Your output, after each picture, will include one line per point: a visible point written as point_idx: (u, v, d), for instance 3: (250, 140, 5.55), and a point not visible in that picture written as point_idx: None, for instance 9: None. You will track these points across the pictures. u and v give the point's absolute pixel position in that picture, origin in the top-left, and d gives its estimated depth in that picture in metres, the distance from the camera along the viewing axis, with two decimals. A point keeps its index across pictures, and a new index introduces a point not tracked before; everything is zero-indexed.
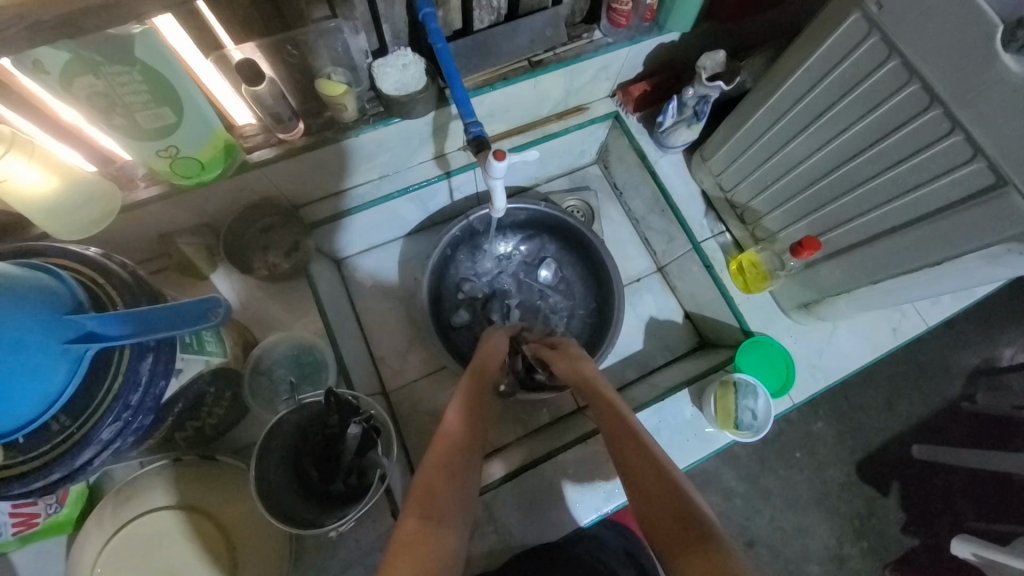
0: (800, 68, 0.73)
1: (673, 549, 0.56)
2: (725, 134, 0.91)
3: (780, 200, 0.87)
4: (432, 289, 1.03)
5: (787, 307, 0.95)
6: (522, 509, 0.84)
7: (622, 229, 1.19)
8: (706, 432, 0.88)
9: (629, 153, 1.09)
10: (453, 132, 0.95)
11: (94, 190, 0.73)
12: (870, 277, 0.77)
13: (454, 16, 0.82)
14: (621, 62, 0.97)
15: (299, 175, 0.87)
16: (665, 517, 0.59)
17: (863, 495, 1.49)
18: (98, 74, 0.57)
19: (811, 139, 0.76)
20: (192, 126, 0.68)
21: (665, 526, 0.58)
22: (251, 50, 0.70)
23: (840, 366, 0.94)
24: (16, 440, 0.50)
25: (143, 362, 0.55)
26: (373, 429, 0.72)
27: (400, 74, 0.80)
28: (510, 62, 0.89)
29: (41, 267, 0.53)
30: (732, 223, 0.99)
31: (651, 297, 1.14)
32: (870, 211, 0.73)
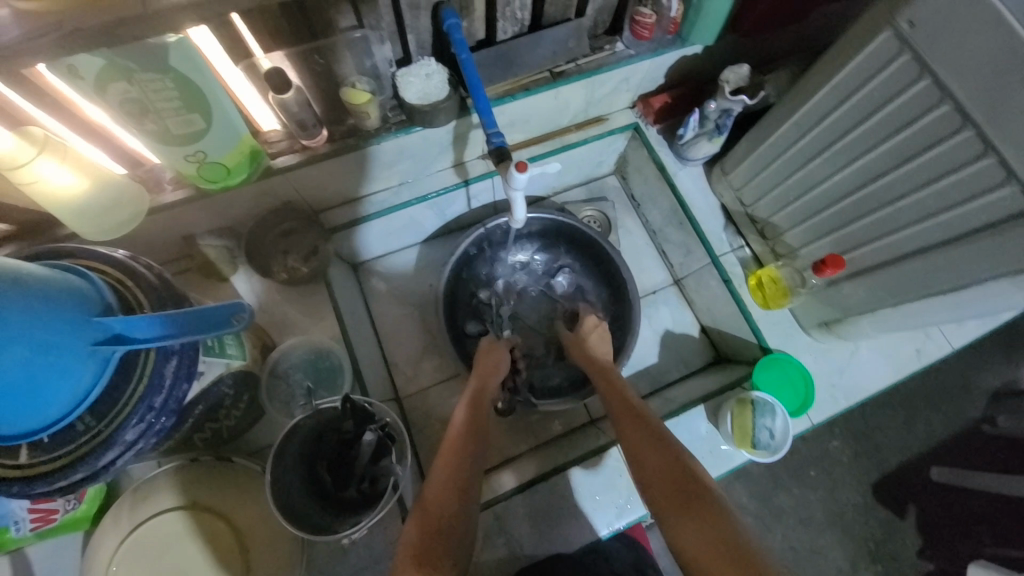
0: (827, 84, 0.72)
1: (670, 509, 0.61)
2: (747, 149, 0.90)
3: (803, 217, 0.86)
4: (447, 296, 1.03)
5: (807, 325, 0.93)
6: (533, 521, 0.83)
7: (639, 241, 1.18)
8: (721, 449, 0.87)
9: (648, 165, 1.08)
10: (473, 141, 0.96)
11: (122, 193, 0.74)
12: (894, 298, 0.76)
13: (479, 26, 0.83)
14: (642, 73, 0.96)
15: (321, 180, 0.88)
16: (662, 482, 0.64)
17: (879, 517, 1.46)
18: (131, 80, 0.59)
19: (836, 156, 0.75)
20: (220, 132, 0.70)
21: (662, 491, 0.63)
22: (280, 58, 0.71)
23: (861, 387, 0.93)
24: (41, 438, 0.51)
25: (167, 365, 0.56)
26: (387, 437, 0.73)
27: (423, 84, 0.80)
28: (531, 73, 0.89)
29: (71, 269, 0.54)
30: (752, 238, 0.98)
31: (667, 310, 1.12)
32: (895, 231, 0.72)
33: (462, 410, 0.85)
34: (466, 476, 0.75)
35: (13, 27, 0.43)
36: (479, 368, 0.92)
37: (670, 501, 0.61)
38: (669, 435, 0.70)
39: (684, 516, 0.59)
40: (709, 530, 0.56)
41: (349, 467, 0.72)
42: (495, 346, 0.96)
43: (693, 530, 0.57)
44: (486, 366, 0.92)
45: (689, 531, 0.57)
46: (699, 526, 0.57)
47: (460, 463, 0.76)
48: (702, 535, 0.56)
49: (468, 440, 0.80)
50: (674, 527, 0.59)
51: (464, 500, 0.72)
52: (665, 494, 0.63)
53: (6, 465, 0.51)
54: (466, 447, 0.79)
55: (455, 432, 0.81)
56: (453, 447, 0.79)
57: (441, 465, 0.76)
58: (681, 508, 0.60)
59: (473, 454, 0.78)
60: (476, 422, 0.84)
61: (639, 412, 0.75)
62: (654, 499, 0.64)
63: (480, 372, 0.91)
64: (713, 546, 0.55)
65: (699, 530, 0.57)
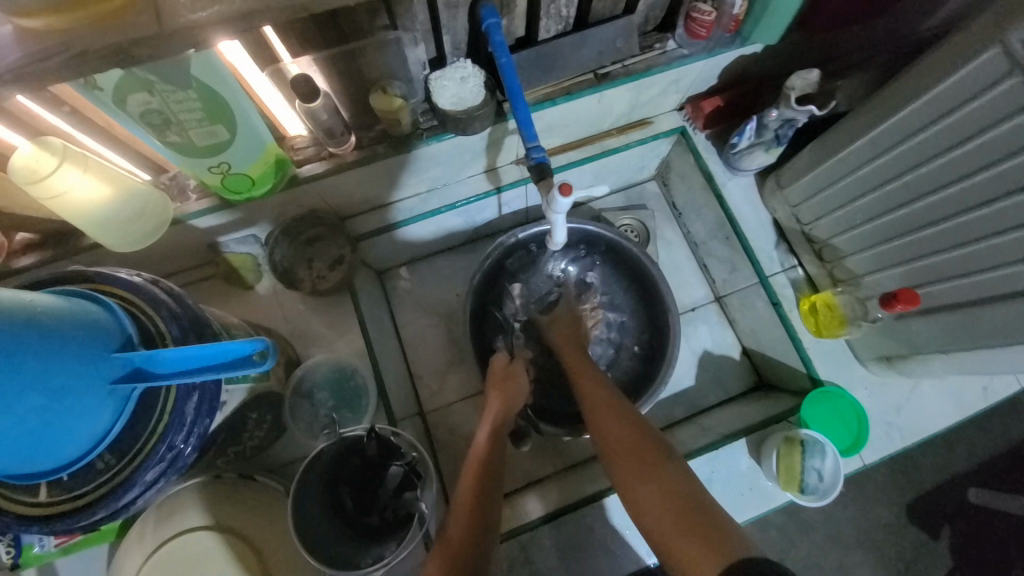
0: (915, 100, 0.63)
1: (627, 468, 0.68)
2: (809, 163, 0.82)
3: (870, 242, 0.78)
4: (475, 309, 0.99)
5: (864, 357, 0.86)
6: (560, 553, 0.80)
7: (679, 254, 1.11)
8: (764, 487, 0.82)
9: (694, 173, 1.00)
10: (508, 147, 0.90)
11: (148, 202, 0.71)
12: (973, 341, 0.68)
13: (519, 23, 0.76)
14: (694, 75, 0.88)
15: (348, 188, 0.83)
16: (628, 454, 0.69)
17: (911, 538, 1.38)
18: (152, 91, 0.55)
19: (920, 180, 0.67)
20: (243, 143, 0.65)
21: (628, 462, 0.68)
22: (307, 63, 0.66)
23: (920, 426, 0.85)
24: (61, 477, 0.49)
25: (189, 401, 0.53)
26: (414, 471, 0.71)
27: (458, 88, 0.74)
28: (575, 75, 0.82)
29: (90, 297, 0.52)
30: (807, 258, 0.90)
31: (707, 329, 1.06)
32: (982, 270, 0.64)
33: (482, 436, 0.80)
34: (488, 509, 0.71)
35: (15, 49, 0.39)
36: (499, 392, 0.86)
37: (637, 471, 0.67)
38: (631, 409, 0.77)
39: (650, 485, 0.65)
40: (672, 497, 0.62)
41: (372, 493, 0.70)
42: (513, 364, 0.90)
43: (657, 498, 0.63)
44: (506, 388, 0.86)
45: (653, 498, 0.63)
46: (664, 494, 0.63)
47: (481, 491, 0.72)
48: (666, 501, 0.62)
49: (488, 467, 0.76)
50: (640, 495, 0.65)
51: (488, 533, 0.68)
52: (627, 461, 0.69)
53: (27, 502, 0.50)
54: (486, 473, 0.75)
55: (476, 460, 0.77)
56: (474, 475, 0.75)
57: (463, 495, 0.71)
58: (646, 478, 0.66)
59: (493, 482, 0.75)
60: (496, 448, 0.79)
61: (605, 388, 0.81)
62: (620, 470, 0.69)
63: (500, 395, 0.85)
64: (672, 509, 0.61)
65: (663, 497, 0.63)
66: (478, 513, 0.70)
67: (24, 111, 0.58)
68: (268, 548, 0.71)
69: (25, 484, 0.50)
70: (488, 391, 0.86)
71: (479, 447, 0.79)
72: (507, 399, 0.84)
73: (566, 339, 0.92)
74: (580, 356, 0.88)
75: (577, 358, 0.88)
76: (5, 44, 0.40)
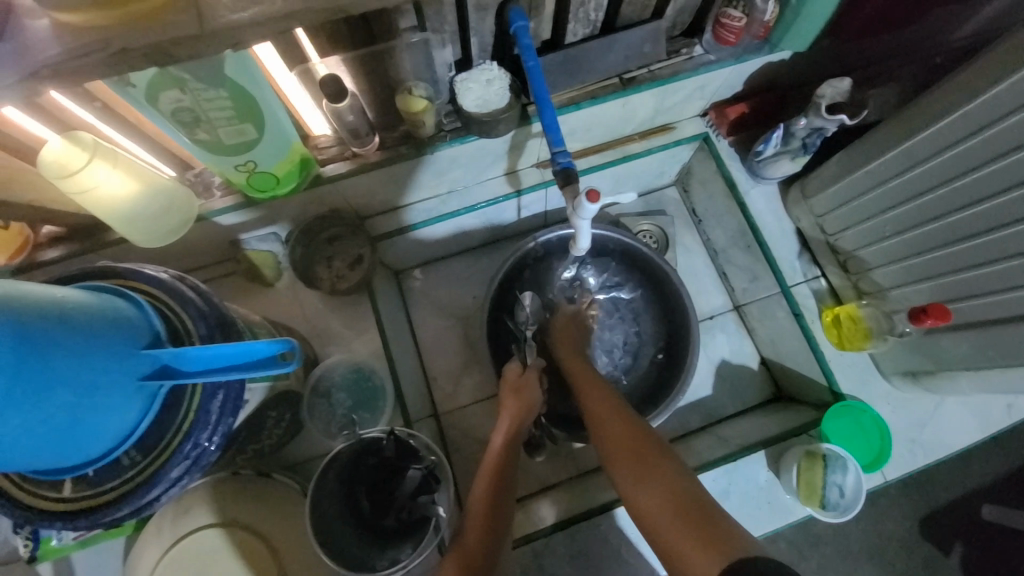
0: (953, 112, 0.61)
1: (627, 466, 0.68)
2: (836, 173, 0.81)
3: (898, 255, 0.77)
4: (492, 312, 0.98)
5: (887, 371, 0.85)
6: (573, 560, 0.80)
7: (698, 261, 1.10)
8: (782, 500, 0.81)
9: (716, 180, 0.99)
10: (530, 150, 0.89)
11: (174, 199, 0.71)
12: (1005, 359, 0.67)
13: (546, 26, 0.75)
14: (720, 81, 0.87)
15: (370, 189, 0.83)
16: (626, 451, 0.70)
17: (923, 554, 1.36)
18: (183, 89, 0.55)
19: (954, 193, 0.65)
20: (270, 143, 0.65)
21: (625, 459, 0.69)
22: (335, 63, 0.66)
23: (943, 443, 0.84)
24: (86, 473, 0.49)
25: (213, 400, 0.53)
26: (433, 475, 0.70)
27: (483, 90, 0.74)
28: (600, 79, 0.82)
29: (120, 293, 0.52)
30: (831, 269, 0.89)
31: (725, 338, 1.05)
32: (1015, 289, 0.62)
33: (496, 443, 0.79)
34: (498, 521, 0.69)
35: (55, 44, 0.39)
36: (513, 403, 0.82)
37: (634, 468, 0.67)
38: (630, 410, 0.77)
39: (646, 483, 0.65)
40: (669, 494, 0.63)
41: (389, 493, 0.68)
42: (526, 374, 0.85)
43: (653, 496, 0.63)
44: (523, 398, 0.83)
45: (650, 495, 0.64)
46: (660, 491, 0.63)
47: (492, 503, 0.71)
48: (664, 498, 0.62)
49: (501, 476, 0.74)
50: (636, 492, 0.65)
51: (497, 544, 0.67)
52: (626, 459, 0.69)
53: (50, 497, 0.50)
54: (498, 483, 0.73)
55: (489, 469, 0.75)
56: (485, 485, 0.73)
57: (476, 498, 0.71)
58: (642, 475, 0.66)
59: (504, 493, 0.73)
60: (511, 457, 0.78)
61: (604, 390, 0.81)
62: (617, 466, 0.70)
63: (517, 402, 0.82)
64: (671, 506, 0.61)
65: (659, 493, 0.63)
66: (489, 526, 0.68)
67: (57, 107, 0.58)
68: (283, 546, 0.70)
69: (49, 479, 0.50)
70: (504, 397, 0.83)
71: (492, 457, 0.77)
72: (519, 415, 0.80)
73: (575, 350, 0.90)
74: (579, 357, 0.88)
75: (575, 360, 0.88)
76: (45, 39, 0.40)
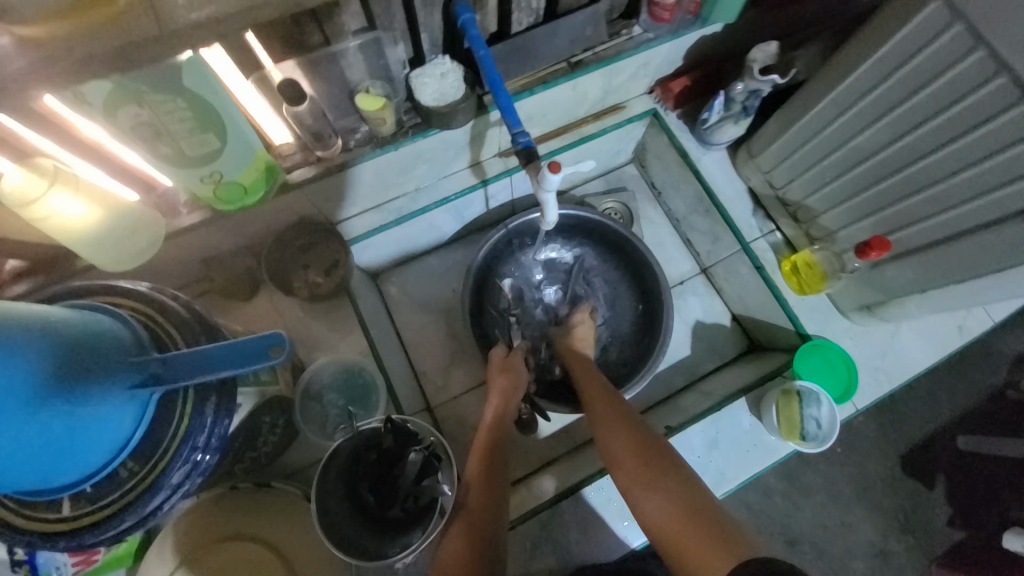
0: (868, 59, 0.68)
1: (633, 466, 0.69)
2: (776, 130, 0.86)
3: (839, 199, 0.83)
4: (473, 302, 1.00)
5: (847, 309, 0.91)
6: (580, 527, 0.82)
7: (663, 231, 1.15)
8: (767, 441, 0.86)
9: (669, 151, 1.04)
10: (491, 139, 0.92)
11: (140, 220, 0.72)
12: (944, 278, 0.73)
13: (491, 18, 0.78)
14: (661, 57, 0.92)
15: (337, 192, 0.84)
16: (633, 461, 0.70)
17: (907, 489, 1.44)
18: (142, 103, 0.55)
19: (880, 133, 0.72)
20: (234, 151, 0.66)
21: (633, 468, 0.69)
22: (291, 68, 0.67)
23: (904, 368, 0.90)
24: (84, 489, 0.49)
25: (207, 404, 0.54)
26: (433, 456, 0.70)
27: (439, 84, 0.77)
28: (548, 65, 0.86)
29: (99, 307, 0.52)
30: (784, 222, 0.95)
31: (697, 300, 1.10)
32: (946, 210, 0.69)
33: (488, 419, 0.82)
34: (493, 498, 0.72)
35: (18, 57, 0.40)
36: (501, 382, 0.85)
37: (643, 477, 0.68)
38: (634, 413, 0.78)
39: (657, 492, 0.66)
40: (679, 502, 0.64)
41: (392, 484, 0.68)
42: (511, 355, 0.89)
43: (664, 505, 0.64)
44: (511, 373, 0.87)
45: (660, 503, 0.64)
46: (671, 499, 0.64)
47: (488, 480, 0.74)
48: (670, 503, 0.64)
49: (493, 453, 0.77)
50: (645, 501, 0.66)
51: (498, 520, 0.70)
52: (632, 461, 0.70)
53: (50, 518, 0.49)
54: (493, 460, 0.76)
55: (482, 447, 0.78)
56: (478, 463, 0.76)
57: (473, 476, 0.74)
58: (651, 484, 0.67)
59: (498, 469, 0.76)
60: (502, 432, 0.81)
61: (608, 394, 0.82)
62: (625, 475, 0.70)
63: (506, 376, 0.85)
64: (677, 510, 0.63)
65: (669, 502, 0.64)
66: (485, 503, 0.71)
67: (10, 132, 0.58)
68: (293, 552, 0.71)
69: (46, 501, 0.50)
70: (491, 377, 0.87)
71: (485, 433, 0.80)
72: (506, 393, 0.84)
73: (573, 350, 0.93)
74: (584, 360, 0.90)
75: (579, 362, 0.90)
76: (6, 53, 0.40)
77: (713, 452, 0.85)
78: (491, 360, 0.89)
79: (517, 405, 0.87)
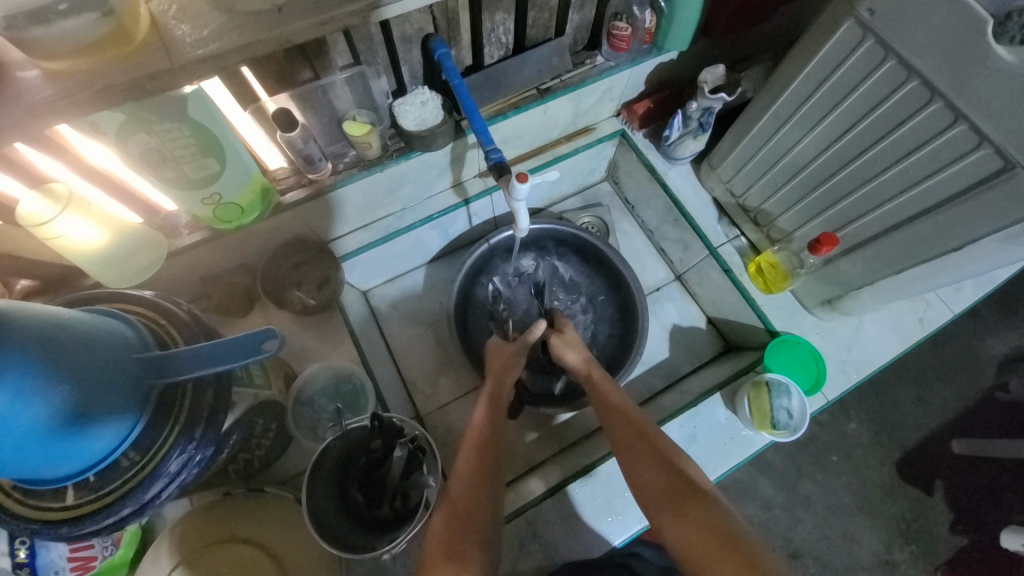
0: (801, 74, 0.75)
1: (658, 493, 0.67)
2: (730, 143, 0.94)
3: (791, 201, 0.90)
4: (458, 314, 1.05)
5: (810, 305, 0.97)
6: (566, 524, 0.84)
7: (638, 242, 1.23)
8: (742, 434, 0.89)
9: (638, 167, 1.13)
10: (470, 160, 1.00)
11: (144, 240, 0.77)
12: (892, 267, 0.79)
13: (466, 52, 0.88)
14: (624, 83, 1.01)
15: (328, 212, 0.91)
16: (662, 486, 0.67)
17: (906, 496, 1.43)
18: (150, 131, 0.62)
19: (819, 139, 0.79)
20: (232, 174, 0.73)
21: (662, 493, 0.66)
22: (284, 100, 0.75)
23: (871, 359, 0.95)
24: (88, 478, 0.53)
25: (205, 396, 0.58)
26: (419, 450, 0.75)
27: (420, 111, 0.84)
28: (520, 92, 0.94)
29: (108, 312, 0.58)
30: (746, 226, 1.01)
31: (673, 306, 1.17)
32: (893, 199, 0.73)
33: (479, 414, 0.81)
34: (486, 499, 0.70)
35: (47, 87, 0.47)
36: (495, 372, 0.88)
37: (676, 507, 0.64)
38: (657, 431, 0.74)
39: (689, 521, 0.62)
40: (708, 531, 0.60)
41: (379, 485, 0.73)
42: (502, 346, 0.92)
43: (691, 532, 0.61)
44: (499, 368, 0.88)
45: (686, 533, 0.61)
46: (699, 529, 0.61)
47: (484, 482, 0.72)
48: (698, 532, 0.60)
49: (486, 451, 0.75)
50: (673, 529, 0.63)
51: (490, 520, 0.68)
52: (659, 489, 0.67)
53: (55, 507, 0.53)
54: (485, 458, 0.74)
55: (473, 447, 0.76)
56: (470, 461, 0.74)
57: (465, 471, 0.73)
58: (679, 511, 0.64)
59: (492, 463, 0.74)
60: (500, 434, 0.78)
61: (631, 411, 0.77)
62: (652, 499, 0.67)
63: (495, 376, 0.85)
64: (705, 538, 0.60)
65: (696, 532, 0.61)
66: (474, 500, 0.69)
67: (29, 163, 0.64)
68: (283, 552, 0.73)
69: (53, 490, 0.54)
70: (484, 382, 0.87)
71: (477, 429, 0.79)
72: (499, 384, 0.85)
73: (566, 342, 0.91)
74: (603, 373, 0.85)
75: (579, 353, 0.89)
76: (36, 85, 0.47)
77: (692, 446, 0.88)
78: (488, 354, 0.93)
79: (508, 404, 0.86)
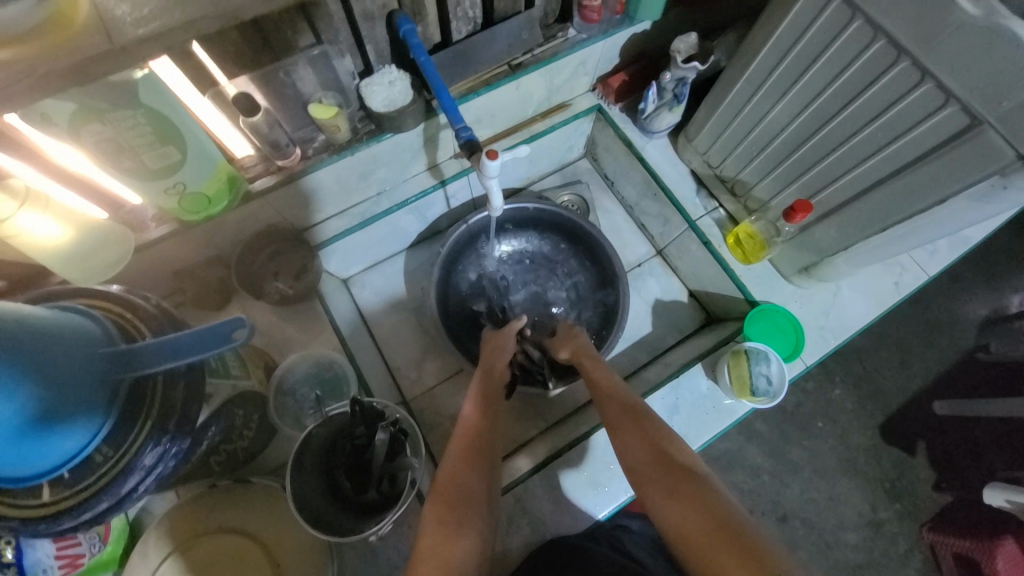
0: (770, 40, 0.74)
1: (651, 480, 0.65)
2: (705, 113, 0.93)
3: (767, 170, 0.90)
4: (440, 299, 1.04)
5: (789, 274, 0.97)
6: (554, 498, 0.86)
7: (618, 218, 1.23)
8: (724, 404, 0.90)
9: (616, 143, 1.12)
10: (444, 141, 0.98)
11: (107, 235, 0.75)
12: (865, 231, 0.79)
13: (433, 29, 0.85)
14: (597, 56, 0.99)
15: (301, 199, 0.89)
16: (658, 476, 0.65)
17: (890, 457, 1.47)
18: (104, 120, 0.60)
19: (789, 106, 0.78)
20: (196, 162, 0.71)
21: (658, 484, 0.64)
22: (244, 83, 0.73)
23: (848, 325, 0.96)
24: (62, 474, 0.53)
25: (176, 388, 0.58)
26: (401, 433, 0.76)
27: (388, 91, 0.82)
28: (491, 68, 0.92)
29: (73, 308, 0.57)
30: (724, 197, 1.01)
31: (655, 281, 1.17)
32: (865, 161, 0.73)
33: (468, 408, 0.80)
34: (479, 489, 0.69)
35: None
36: (489, 363, 0.89)
37: (670, 493, 0.62)
38: (649, 417, 0.73)
39: (684, 504, 0.60)
40: (704, 513, 0.58)
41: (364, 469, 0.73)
42: (497, 336, 0.94)
43: (685, 515, 0.59)
44: (490, 359, 0.89)
45: (680, 512, 0.59)
46: (694, 513, 0.58)
47: (476, 475, 0.71)
48: (694, 518, 0.58)
49: (475, 444, 0.75)
50: (666, 509, 0.61)
51: (482, 510, 0.67)
52: (654, 476, 0.65)
53: (32, 504, 0.53)
54: (472, 451, 0.74)
55: (463, 440, 0.75)
56: (459, 455, 0.73)
57: (451, 463, 0.72)
58: (672, 493, 0.62)
59: (480, 454, 0.74)
60: (492, 427, 0.78)
61: (623, 401, 0.76)
62: (649, 489, 0.65)
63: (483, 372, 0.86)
64: (699, 520, 0.58)
65: (691, 512, 0.59)
66: (464, 491, 0.68)
67: None
68: (272, 539, 0.75)
69: (28, 488, 0.53)
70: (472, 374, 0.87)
71: (465, 424, 0.78)
72: (486, 375, 0.86)
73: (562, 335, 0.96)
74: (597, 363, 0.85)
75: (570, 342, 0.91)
76: None
77: (674, 418, 0.89)
78: (483, 346, 0.93)
79: (500, 394, 0.86)
